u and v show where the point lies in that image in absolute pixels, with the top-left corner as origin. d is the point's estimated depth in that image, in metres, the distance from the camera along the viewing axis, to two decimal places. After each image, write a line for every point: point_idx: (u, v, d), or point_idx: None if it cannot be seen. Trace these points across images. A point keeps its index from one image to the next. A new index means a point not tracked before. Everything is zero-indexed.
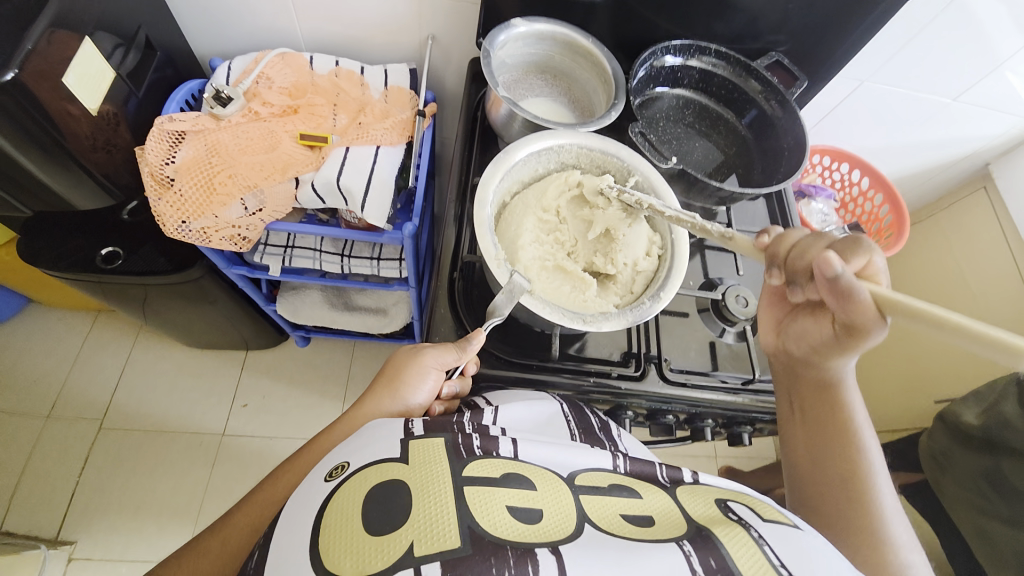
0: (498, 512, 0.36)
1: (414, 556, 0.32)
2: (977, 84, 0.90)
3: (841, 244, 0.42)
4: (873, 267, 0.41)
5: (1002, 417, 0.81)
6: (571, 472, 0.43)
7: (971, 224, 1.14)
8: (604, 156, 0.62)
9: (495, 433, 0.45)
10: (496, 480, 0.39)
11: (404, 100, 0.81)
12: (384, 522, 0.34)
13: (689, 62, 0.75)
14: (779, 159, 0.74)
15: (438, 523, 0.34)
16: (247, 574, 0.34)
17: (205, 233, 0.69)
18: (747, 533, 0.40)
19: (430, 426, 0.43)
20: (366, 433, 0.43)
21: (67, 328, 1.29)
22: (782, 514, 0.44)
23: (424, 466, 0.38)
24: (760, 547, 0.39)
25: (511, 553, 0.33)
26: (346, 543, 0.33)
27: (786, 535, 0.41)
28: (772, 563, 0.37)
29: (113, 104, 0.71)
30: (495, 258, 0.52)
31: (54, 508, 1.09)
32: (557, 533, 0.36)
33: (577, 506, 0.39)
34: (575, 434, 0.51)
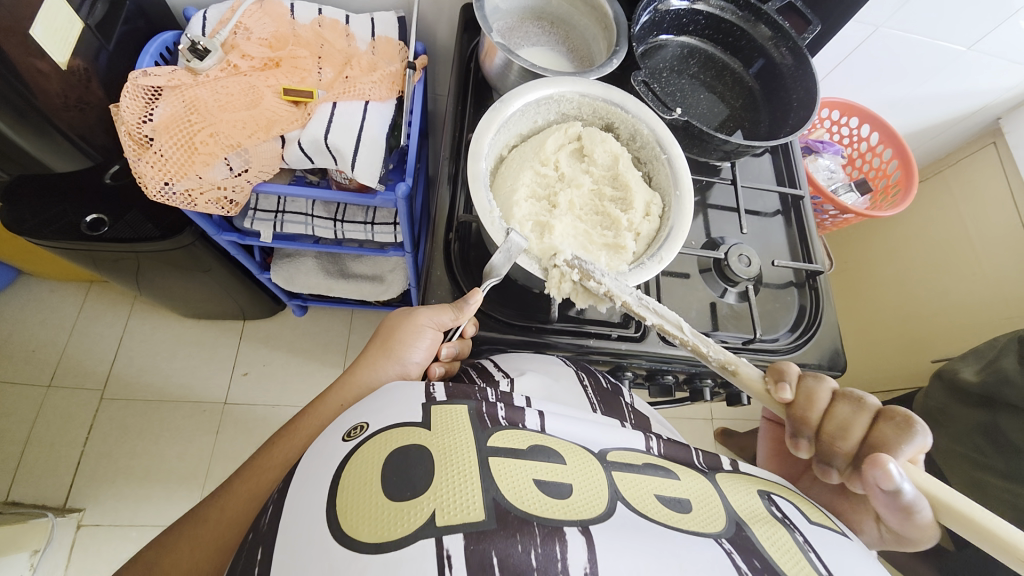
0: (525, 487, 0.36)
1: (436, 526, 0.31)
2: (994, 31, 0.85)
3: (889, 428, 0.47)
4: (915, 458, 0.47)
5: (1002, 373, 0.80)
6: (602, 449, 0.43)
7: (980, 180, 1.10)
8: (607, 106, 0.59)
9: (521, 405, 0.44)
10: (522, 452, 0.38)
11: (391, 52, 0.76)
12: (404, 489, 0.33)
13: (695, 6, 0.70)
14: (787, 112, 0.71)
15: (461, 496, 0.33)
16: (262, 531, 0.33)
17: (190, 195, 0.66)
18: (790, 536, 0.40)
19: (453, 392, 0.42)
20: (382, 394, 0.41)
21: (61, 299, 1.27)
22: (828, 521, 0.46)
23: (447, 433, 0.37)
24: (805, 553, 0.39)
25: (538, 529, 0.33)
26: (365, 509, 0.31)
27: (826, 539, 0.42)
28: (817, 568, 0.38)
29: (82, 59, 0.66)
30: (489, 215, 0.50)
31: (63, 476, 1.11)
32: (588, 511, 0.35)
33: (610, 483, 0.39)
34: (596, 404, 0.53)
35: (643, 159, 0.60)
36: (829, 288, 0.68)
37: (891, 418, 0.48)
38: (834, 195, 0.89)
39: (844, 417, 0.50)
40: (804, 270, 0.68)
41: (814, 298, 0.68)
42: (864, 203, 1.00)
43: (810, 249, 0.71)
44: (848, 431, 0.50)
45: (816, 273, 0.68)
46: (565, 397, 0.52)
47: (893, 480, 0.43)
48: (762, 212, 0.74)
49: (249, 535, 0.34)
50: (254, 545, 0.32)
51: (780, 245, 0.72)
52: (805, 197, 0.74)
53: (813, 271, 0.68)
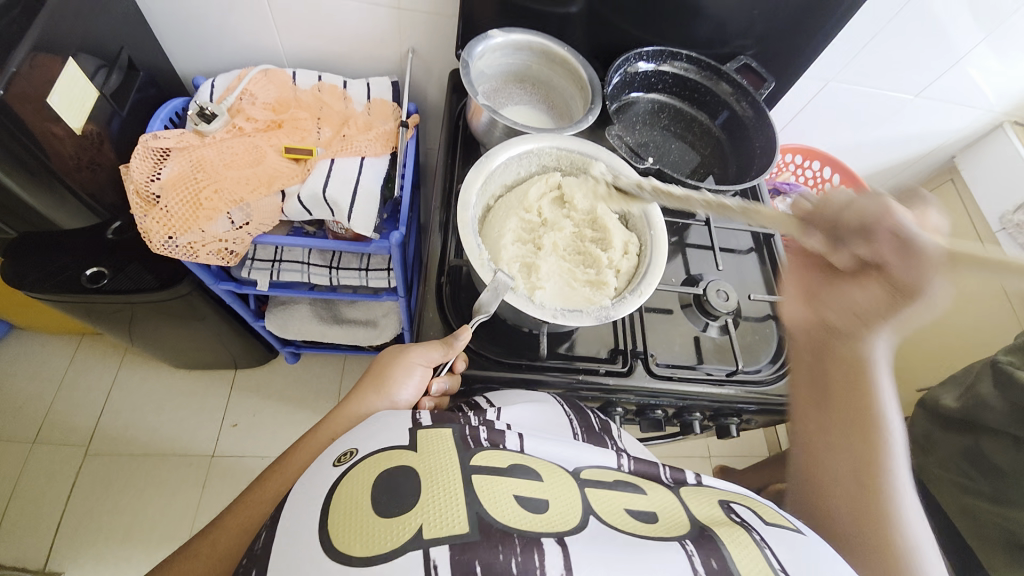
0: (506, 501, 0.37)
1: (424, 539, 0.33)
2: (937, 81, 0.94)
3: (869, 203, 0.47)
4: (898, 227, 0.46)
5: (979, 398, 0.83)
6: (576, 467, 0.44)
7: (941, 215, 1.18)
8: (582, 158, 0.63)
9: (501, 429, 0.46)
10: (504, 470, 0.40)
11: (386, 112, 0.82)
12: (393, 506, 0.34)
13: (662, 67, 0.78)
14: (752, 158, 0.77)
15: (446, 511, 0.34)
16: (254, 555, 0.34)
17: (192, 248, 0.69)
18: (748, 534, 0.41)
19: (437, 418, 0.43)
20: (372, 422, 0.43)
21: (50, 353, 1.27)
22: (786, 519, 0.46)
23: (432, 454, 0.38)
24: (761, 550, 0.40)
25: (518, 540, 0.34)
26: (357, 524, 0.33)
27: (788, 539, 0.42)
28: (772, 565, 0.39)
29: (96, 124, 0.71)
30: (478, 258, 0.53)
31: (39, 538, 1.07)
32: (562, 523, 0.36)
33: (582, 497, 0.40)
34: (578, 432, 0.53)
35: None
36: None
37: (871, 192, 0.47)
38: None
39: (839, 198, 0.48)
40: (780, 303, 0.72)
41: None
42: None
43: None
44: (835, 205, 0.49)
45: None
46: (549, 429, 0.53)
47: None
48: (736, 249, 0.79)
49: (243, 560, 0.34)
50: (247, 566, 0.33)
51: (756, 280, 0.76)
52: (776, 235, 0.79)
53: None
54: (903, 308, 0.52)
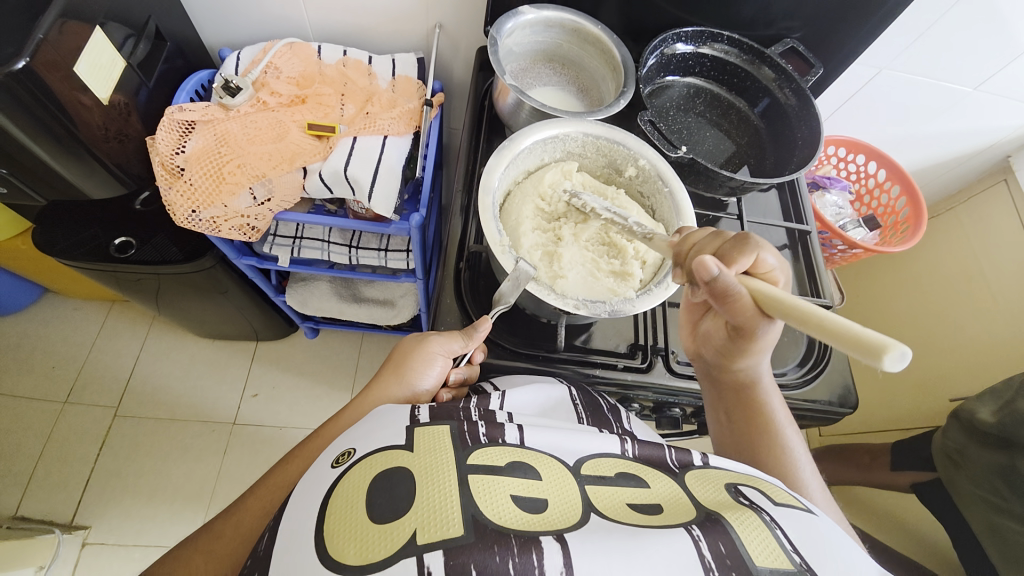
0: (502, 501, 0.36)
1: (417, 544, 0.32)
2: (999, 73, 0.87)
3: (730, 242, 0.43)
4: (762, 264, 0.44)
5: (1018, 414, 0.79)
6: (577, 460, 0.43)
7: (993, 217, 1.10)
8: (610, 145, 0.61)
9: (501, 420, 0.45)
10: (501, 469, 0.39)
11: (410, 90, 0.80)
12: (387, 511, 0.34)
13: (700, 50, 0.74)
14: (791, 149, 0.73)
15: (440, 512, 0.34)
16: (257, 558, 0.35)
17: (215, 223, 0.69)
18: (757, 516, 0.39)
19: (436, 413, 0.44)
20: (373, 418, 0.44)
21: (83, 317, 1.31)
22: (795, 499, 0.43)
23: (428, 454, 0.38)
24: (772, 530, 0.38)
25: (514, 540, 0.33)
26: (351, 530, 0.33)
27: (799, 520, 0.40)
28: (784, 547, 0.37)
29: (124, 94, 0.71)
30: (499, 245, 0.52)
31: (71, 493, 1.12)
32: (561, 521, 0.36)
33: (582, 495, 0.39)
34: (583, 416, 0.52)
35: (645, 193, 0.62)
36: (838, 323, 0.68)
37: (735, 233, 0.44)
38: (842, 230, 0.90)
39: (700, 244, 0.46)
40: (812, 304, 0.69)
41: None
42: (874, 238, 1.00)
43: (818, 284, 0.71)
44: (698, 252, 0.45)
45: (824, 307, 0.68)
46: (552, 415, 0.52)
47: (710, 272, 0.41)
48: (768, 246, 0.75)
49: (249, 561, 0.36)
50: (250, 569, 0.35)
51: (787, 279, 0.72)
52: (812, 232, 0.75)
53: (821, 306, 0.68)
54: (751, 346, 0.48)
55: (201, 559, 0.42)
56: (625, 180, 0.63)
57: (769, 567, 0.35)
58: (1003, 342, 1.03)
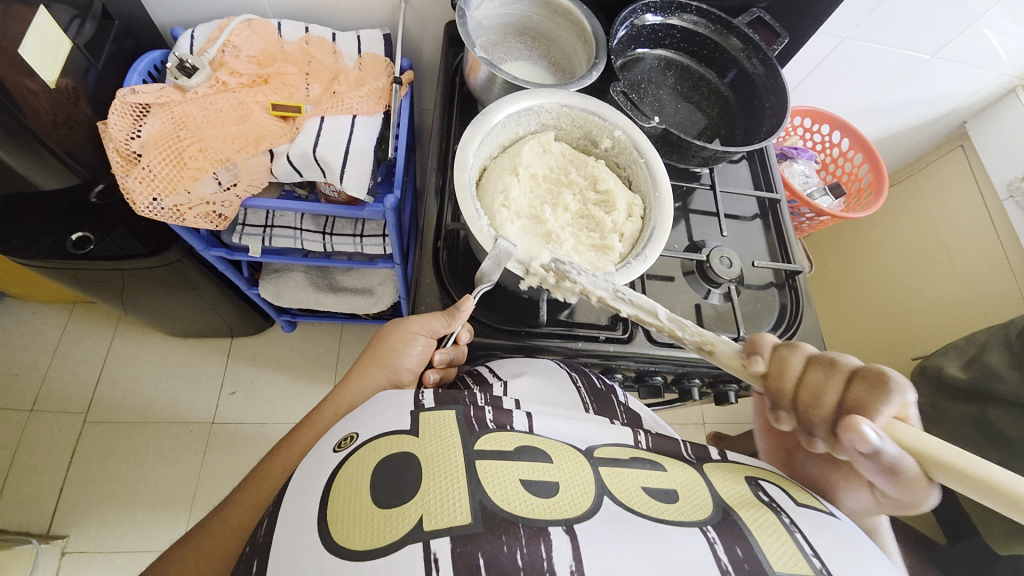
0: (513, 489, 0.37)
1: (424, 530, 0.32)
2: (953, 41, 0.90)
3: (867, 386, 0.43)
4: (904, 408, 0.42)
5: (988, 369, 0.84)
6: (589, 446, 0.44)
7: (949, 183, 1.15)
8: (584, 115, 0.61)
9: (509, 407, 0.46)
10: (510, 454, 0.39)
11: (378, 68, 0.78)
12: (394, 496, 0.34)
13: (669, 21, 0.74)
14: (760, 119, 0.74)
15: (448, 500, 0.34)
16: (257, 544, 0.34)
17: (179, 211, 0.66)
18: (777, 519, 0.40)
19: (441, 398, 0.43)
20: (377, 403, 0.43)
21: (41, 321, 1.25)
22: (819, 501, 0.45)
23: (434, 440, 0.38)
24: (792, 533, 0.39)
25: (523, 531, 0.34)
26: (355, 517, 0.33)
27: (819, 521, 0.41)
28: (804, 552, 0.38)
29: (71, 78, 0.67)
30: (477, 223, 0.51)
31: (44, 504, 1.08)
32: (573, 509, 0.36)
33: (596, 478, 0.40)
34: (588, 404, 0.53)
35: (621, 164, 0.62)
36: (808, 287, 0.70)
37: (865, 376, 0.44)
38: (810, 198, 0.92)
39: (817, 384, 0.46)
40: (783, 270, 0.71)
41: (795, 297, 0.70)
42: (839, 206, 1.03)
43: (788, 250, 0.74)
44: (822, 398, 0.45)
45: (795, 272, 0.70)
46: (560, 402, 0.52)
47: (870, 444, 0.39)
48: (741, 216, 0.77)
49: (247, 549, 0.35)
50: (249, 558, 0.34)
51: (760, 248, 0.74)
52: (782, 201, 0.77)
53: (792, 271, 0.70)
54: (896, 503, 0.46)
55: (195, 555, 0.42)
56: (601, 152, 0.63)
57: (787, 570, 0.36)
58: (962, 302, 1.09)
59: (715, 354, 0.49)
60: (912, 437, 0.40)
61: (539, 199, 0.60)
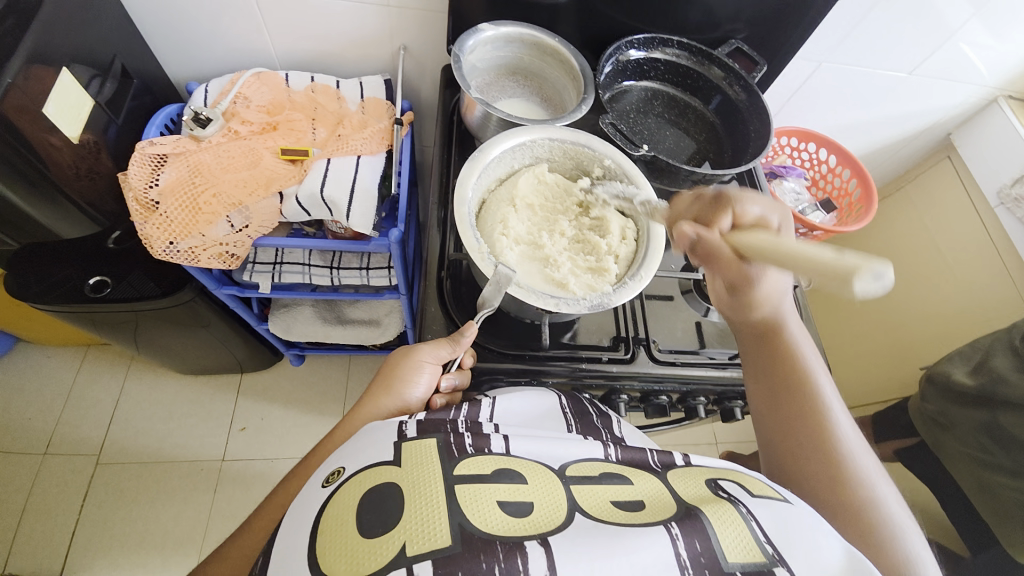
0: (489, 508, 0.37)
1: (407, 556, 0.33)
2: (929, 58, 0.94)
3: (710, 204, 0.50)
4: (744, 215, 0.49)
5: (996, 374, 0.83)
6: (562, 464, 0.44)
7: (941, 192, 1.17)
8: (576, 148, 0.64)
9: (487, 432, 0.47)
10: (487, 477, 0.40)
11: (380, 110, 0.82)
12: (377, 525, 0.35)
13: (653, 55, 0.78)
14: (746, 142, 0.77)
15: (428, 525, 0.35)
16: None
17: (193, 252, 0.69)
18: (735, 509, 0.42)
19: (423, 428, 0.44)
20: (361, 438, 0.45)
21: (57, 365, 1.28)
22: (773, 489, 0.46)
23: (416, 467, 0.39)
24: (748, 523, 0.40)
25: (500, 548, 0.35)
26: (341, 547, 0.34)
27: (774, 509, 0.42)
28: (757, 539, 0.39)
29: (93, 132, 0.71)
30: (478, 252, 0.53)
31: (56, 548, 1.08)
32: (546, 524, 0.37)
33: (568, 495, 0.41)
34: (571, 424, 0.53)
35: None
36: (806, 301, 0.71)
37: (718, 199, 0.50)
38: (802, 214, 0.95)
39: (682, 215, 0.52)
40: None
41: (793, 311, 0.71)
42: (832, 220, 1.05)
43: None
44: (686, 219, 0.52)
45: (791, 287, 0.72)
46: (540, 423, 0.53)
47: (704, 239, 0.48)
48: None
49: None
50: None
51: None
52: None
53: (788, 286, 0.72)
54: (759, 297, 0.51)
55: None
56: (595, 181, 0.66)
57: (741, 561, 0.37)
58: (963, 308, 1.09)
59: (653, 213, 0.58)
60: (749, 237, 0.46)
61: (537, 227, 0.62)
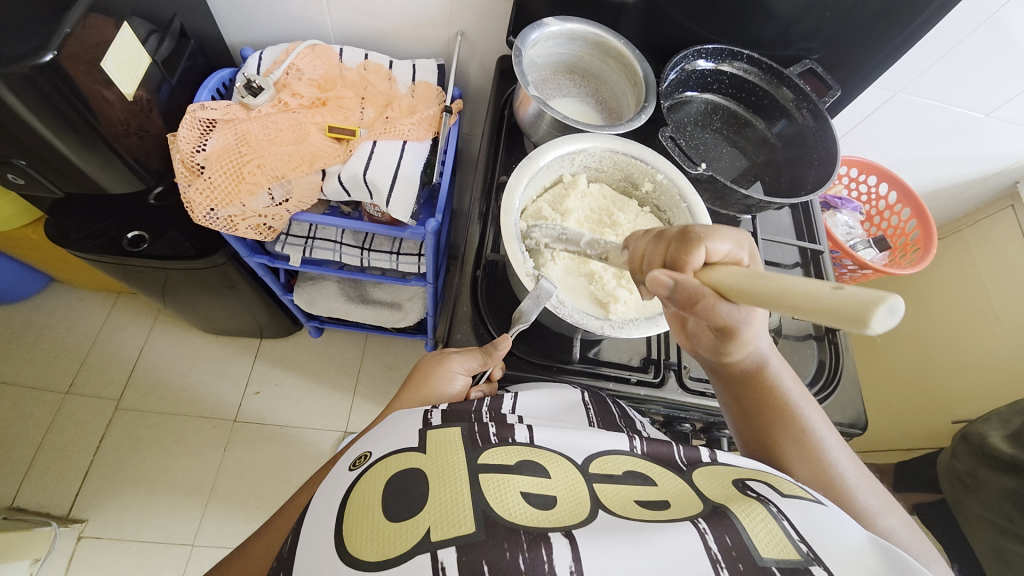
0: (513, 499, 0.37)
1: (431, 541, 0.34)
2: (1009, 102, 0.88)
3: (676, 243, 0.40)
4: (716, 254, 0.38)
5: None
6: (586, 458, 0.43)
7: (1001, 242, 1.11)
8: (628, 159, 0.61)
9: (511, 422, 0.46)
10: (511, 468, 0.40)
11: (430, 96, 0.81)
12: (404, 510, 0.36)
13: (720, 67, 0.74)
14: (807, 169, 0.73)
15: (454, 509, 0.35)
16: (284, 557, 0.37)
17: (232, 221, 0.69)
18: (764, 507, 0.38)
19: (448, 417, 0.46)
20: (390, 423, 0.47)
21: (87, 308, 1.31)
22: (803, 490, 0.42)
23: (441, 455, 0.40)
24: (779, 521, 0.37)
25: (524, 537, 0.34)
26: (367, 530, 0.35)
27: (810, 509, 0.38)
28: (790, 537, 0.36)
29: (146, 90, 0.71)
30: (521, 265, 0.51)
31: (69, 485, 1.12)
32: (571, 518, 0.36)
33: (591, 492, 0.39)
34: (593, 420, 0.51)
35: (662, 207, 0.63)
36: (849, 343, 0.68)
37: (680, 235, 0.40)
38: (853, 250, 0.90)
39: None
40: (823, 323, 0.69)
41: (834, 352, 0.68)
42: (883, 259, 1.00)
43: None
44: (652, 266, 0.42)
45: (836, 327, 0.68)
46: (562, 419, 0.51)
47: None
48: (781, 263, 0.76)
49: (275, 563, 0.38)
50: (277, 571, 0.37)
51: None
52: (825, 252, 0.76)
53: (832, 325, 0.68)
54: None
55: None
56: (642, 195, 0.64)
57: (774, 557, 0.34)
58: (1008, 365, 1.04)
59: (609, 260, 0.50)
60: (719, 274, 0.37)
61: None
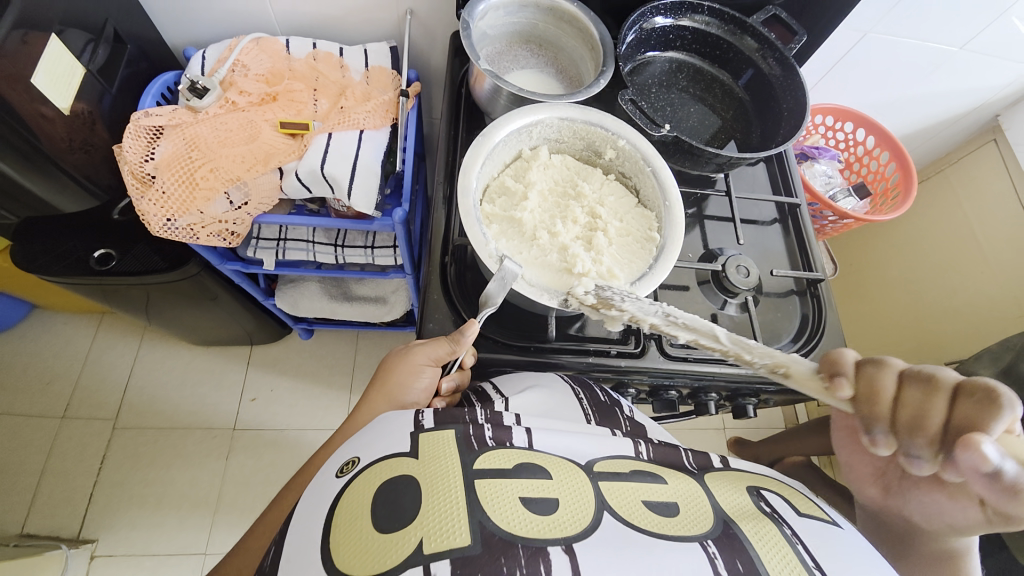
0: (512, 507, 0.36)
1: (424, 554, 0.33)
2: (982, 32, 0.85)
3: (974, 404, 0.42)
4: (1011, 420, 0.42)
5: None
6: (589, 460, 0.44)
7: (984, 179, 1.09)
8: (587, 127, 0.59)
9: (509, 423, 0.45)
10: (508, 472, 0.39)
11: (385, 80, 0.78)
12: (393, 522, 0.34)
13: (681, 23, 0.71)
14: (778, 122, 0.71)
15: (447, 522, 0.34)
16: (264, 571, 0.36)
17: (193, 229, 0.67)
18: (779, 530, 0.41)
19: (441, 418, 0.43)
20: (376, 424, 0.43)
21: (73, 330, 1.30)
22: (821, 511, 0.46)
23: (433, 462, 0.38)
24: (793, 545, 0.40)
25: (522, 552, 0.34)
26: (356, 542, 0.34)
27: (820, 532, 0.42)
28: (805, 563, 0.38)
29: (87, 102, 0.68)
30: (484, 246, 0.50)
31: (76, 508, 1.12)
32: (573, 527, 0.36)
33: (596, 492, 0.40)
34: (591, 416, 0.53)
35: (627, 174, 0.61)
36: (831, 295, 0.67)
37: (970, 392, 0.43)
38: (833, 200, 0.89)
39: None
40: (804, 278, 0.68)
41: (816, 306, 0.67)
42: (864, 207, 0.98)
43: (808, 256, 0.71)
44: (926, 420, 0.44)
45: (817, 280, 0.67)
46: (559, 415, 0.52)
47: None
48: (758, 221, 0.74)
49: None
50: None
51: (778, 253, 0.72)
52: (802, 205, 0.74)
53: (813, 279, 0.67)
54: None
55: None
56: (606, 162, 0.62)
57: None
58: (997, 302, 1.03)
59: (790, 376, 0.47)
60: None
61: (548, 214, 0.58)
